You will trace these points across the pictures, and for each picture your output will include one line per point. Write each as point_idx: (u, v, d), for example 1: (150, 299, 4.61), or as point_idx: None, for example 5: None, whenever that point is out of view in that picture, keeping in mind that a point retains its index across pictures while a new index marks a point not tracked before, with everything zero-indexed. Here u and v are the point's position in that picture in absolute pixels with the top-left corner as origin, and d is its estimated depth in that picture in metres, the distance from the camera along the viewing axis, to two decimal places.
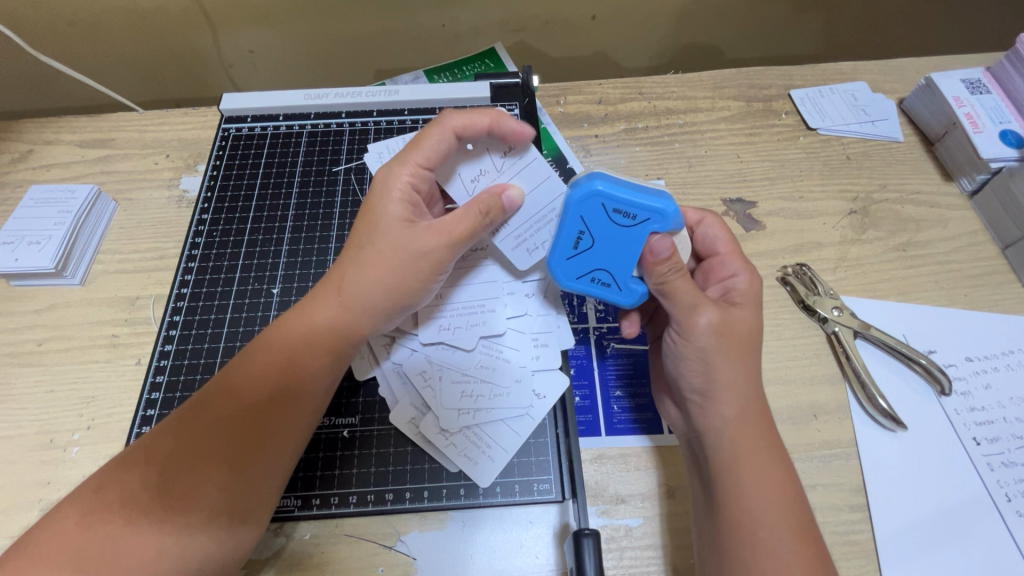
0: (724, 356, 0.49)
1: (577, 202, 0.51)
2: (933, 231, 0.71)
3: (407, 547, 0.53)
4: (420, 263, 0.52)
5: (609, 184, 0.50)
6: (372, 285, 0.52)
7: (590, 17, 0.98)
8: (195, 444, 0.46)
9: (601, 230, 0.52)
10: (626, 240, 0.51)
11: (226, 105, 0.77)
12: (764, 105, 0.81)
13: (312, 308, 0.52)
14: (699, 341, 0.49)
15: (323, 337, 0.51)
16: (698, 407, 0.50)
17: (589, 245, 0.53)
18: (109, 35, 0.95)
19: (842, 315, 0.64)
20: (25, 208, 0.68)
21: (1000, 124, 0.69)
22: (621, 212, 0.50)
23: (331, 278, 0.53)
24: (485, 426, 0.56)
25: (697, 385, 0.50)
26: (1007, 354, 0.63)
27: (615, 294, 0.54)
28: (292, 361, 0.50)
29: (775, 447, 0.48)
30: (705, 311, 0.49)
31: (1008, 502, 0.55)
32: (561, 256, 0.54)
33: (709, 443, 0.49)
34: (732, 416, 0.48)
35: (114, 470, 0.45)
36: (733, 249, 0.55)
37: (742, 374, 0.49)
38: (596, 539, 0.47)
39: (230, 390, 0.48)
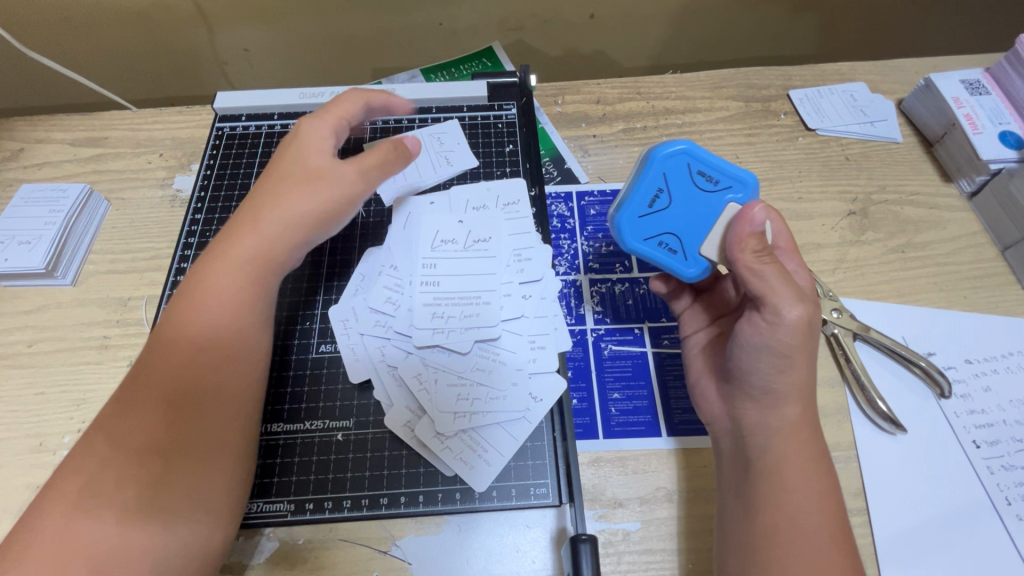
0: (804, 355, 0.47)
1: (663, 157, 0.54)
2: (932, 232, 0.71)
3: (402, 552, 0.52)
4: (339, 190, 0.57)
5: (693, 146, 0.54)
6: (299, 225, 0.55)
7: (588, 17, 0.97)
8: (127, 418, 0.45)
9: (681, 188, 0.54)
10: (704, 204, 0.54)
11: (220, 103, 0.76)
12: (762, 105, 0.81)
13: (240, 259, 0.52)
14: (789, 335, 0.46)
15: (243, 294, 0.52)
16: (762, 405, 0.49)
17: (664, 206, 0.54)
18: (103, 32, 0.94)
19: (841, 317, 0.63)
20: (16, 207, 0.67)
21: (1000, 125, 0.69)
22: (705, 175, 0.54)
23: (235, 245, 0.53)
24: (481, 430, 0.56)
25: (766, 382, 0.48)
26: (1006, 357, 0.63)
27: (680, 262, 0.55)
28: (217, 312, 0.50)
29: (822, 457, 0.47)
30: (801, 303, 0.46)
31: (1008, 506, 0.55)
32: (634, 213, 0.55)
33: (759, 442, 0.48)
34: (793, 419, 0.47)
35: (73, 457, 0.44)
36: (790, 248, 0.55)
37: (810, 378, 0.48)
38: (593, 544, 0.47)
39: (150, 376, 0.47)
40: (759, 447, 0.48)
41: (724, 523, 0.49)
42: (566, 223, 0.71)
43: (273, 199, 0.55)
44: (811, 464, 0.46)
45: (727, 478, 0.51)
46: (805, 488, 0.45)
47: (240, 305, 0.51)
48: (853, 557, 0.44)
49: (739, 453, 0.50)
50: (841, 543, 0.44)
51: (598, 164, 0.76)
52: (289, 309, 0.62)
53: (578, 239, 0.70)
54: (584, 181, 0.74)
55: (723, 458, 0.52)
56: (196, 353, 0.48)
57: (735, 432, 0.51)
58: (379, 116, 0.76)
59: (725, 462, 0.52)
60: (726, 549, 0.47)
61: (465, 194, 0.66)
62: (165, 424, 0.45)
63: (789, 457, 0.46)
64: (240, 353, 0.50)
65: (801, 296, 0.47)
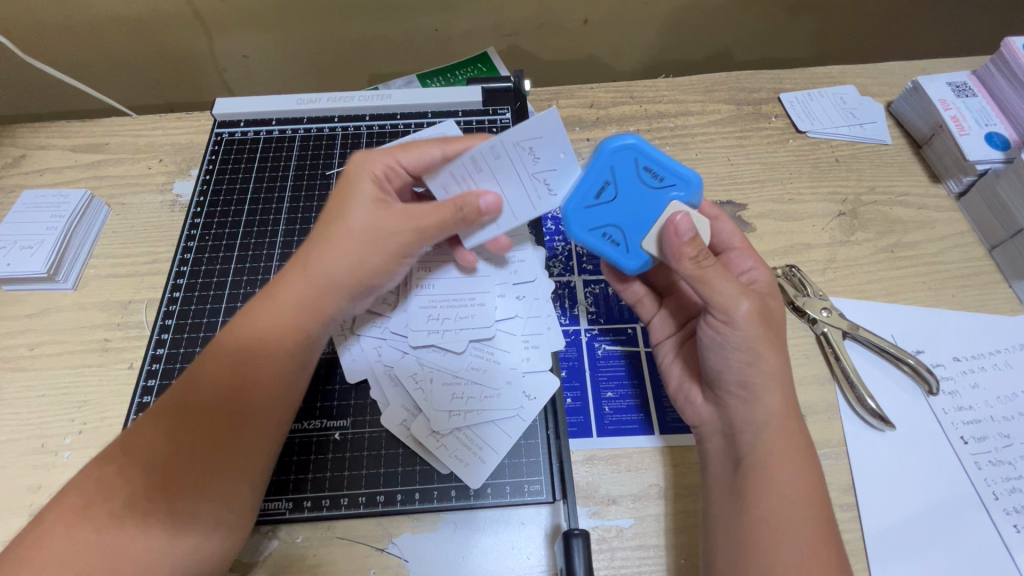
0: (767, 345, 0.49)
1: (611, 150, 0.52)
2: (921, 232, 0.72)
3: (399, 549, 0.53)
4: (386, 243, 0.53)
5: (642, 142, 0.53)
6: (336, 266, 0.52)
7: (582, 22, 0.99)
8: (162, 425, 0.46)
9: (626, 181, 0.53)
10: (648, 202, 0.54)
11: (219, 109, 0.77)
12: (753, 108, 0.82)
13: (279, 290, 0.52)
14: (742, 328, 0.49)
15: (286, 325, 0.51)
16: (741, 400, 0.50)
17: (609, 199, 0.54)
18: (104, 40, 0.95)
19: (830, 316, 0.64)
20: (18, 212, 0.68)
21: (985, 126, 0.70)
22: (652, 172, 0.53)
23: (296, 261, 0.53)
24: (476, 428, 0.57)
25: (739, 376, 0.50)
26: (994, 354, 0.64)
27: (622, 254, 0.56)
28: (252, 345, 0.49)
29: (807, 452, 0.48)
30: (744, 297, 0.49)
31: (996, 500, 0.56)
32: (579, 204, 0.54)
33: (748, 438, 0.49)
34: (776, 409, 0.48)
35: (94, 469, 0.46)
36: (746, 246, 0.59)
37: (781, 365, 0.50)
38: (585, 539, 0.48)
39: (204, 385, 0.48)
40: (747, 444, 0.49)
41: (713, 520, 0.49)
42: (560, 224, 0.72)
43: (326, 231, 0.53)
44: (799, 459, 0.47)
45: (717, 476, 0.51)
46: (793, 483, 0.46)
47: (278, 332, 0.50)
48: (840, 549, 0.45)
49: (729, 450, 0.51)
50: (830, 537, 0.45)
51: None
52: None
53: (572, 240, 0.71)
54: None
55: (712, 459, 0.52)
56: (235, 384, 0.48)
57: (723, 429, 0.52)
58: (376, 120, 0.77)
59: (711, 460, 0.53)
60: (716, 545, 0.48)
61: None
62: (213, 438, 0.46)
63: (775, 450, 0.47)
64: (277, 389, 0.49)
65: (744, 289, 0.49)
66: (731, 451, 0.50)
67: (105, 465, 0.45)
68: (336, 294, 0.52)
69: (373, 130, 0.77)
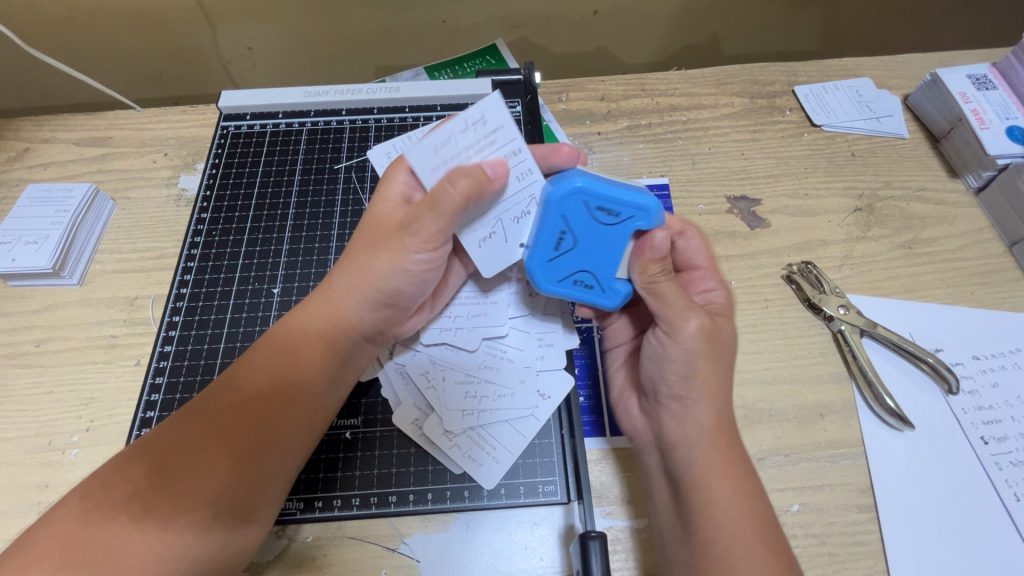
0: (705, 364, 0.48)
1: (557, 200, 0.48)
2: (939, 228, 0.70)
3: (410, 549, 0.53)
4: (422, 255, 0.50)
5: (589, 179, 0.48)
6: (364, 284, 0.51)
7: (591, 13, 0.97)
8: (201, 428, 0.46)
9: (581, 227, 0.50)
10: (611, 239, 0.50)
11: (225, 103, 0.76)
12: (768, 102, 0.80)
13: (309, 301, 0.52)
14: (684, 344, 0.48)
15: (323, 330, 0.51)
16: (676, 415, 0.49)
17: (572, 245, 0.51)
18: (107, 32, 0.94)
19: (848, 313, 0.63)
20: (22, 207, 0.68)
21: (1006, 120, 0.69)
22: (606, 210, 0.48)
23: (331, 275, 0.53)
24: (489, 427, 0.56)
25: (671, 390, 0.49)
26: (1013, 352, 0.62)
27: (599, 296, 0.53)
28: (294, 355, 0.50)
29: (746, 474, 0.47)
30: (693, 314, 0.48)
31: (1016, 502, 0.55)
32: (541, 259, 0.52)
33: (681, 454, 0.48)
34: (707, 427, 0.47)
35: (117, 464, 0.46)
36: (712, 265, 0.53)
37: (722, 385, 0.49)
38: (602, 541, 0.47)
39: (239, 387, 0.48)
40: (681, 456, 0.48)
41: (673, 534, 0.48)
42: None
43: (366, 244, 0.52)
44: (741, 475, 0.46)
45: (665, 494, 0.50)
46: (731, 495, 0.45)
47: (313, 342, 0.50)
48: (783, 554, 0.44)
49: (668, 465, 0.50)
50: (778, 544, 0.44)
51: (605, 161, 0.76)
52: None
53: None
54: None
55: (652, 477, 0.52)
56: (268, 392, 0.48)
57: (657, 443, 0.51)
58: (384, 114, 0.76)
59: (654, 478, 0.52)
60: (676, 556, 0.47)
61: None
62: (246, 445, 0.46)
63: (710, 468, 0.46)
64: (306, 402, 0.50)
65: (694, 306, 0.48)
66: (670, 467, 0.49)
67: (130, 459, 0.46)
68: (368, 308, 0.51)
69: (382, 123, 0.75)
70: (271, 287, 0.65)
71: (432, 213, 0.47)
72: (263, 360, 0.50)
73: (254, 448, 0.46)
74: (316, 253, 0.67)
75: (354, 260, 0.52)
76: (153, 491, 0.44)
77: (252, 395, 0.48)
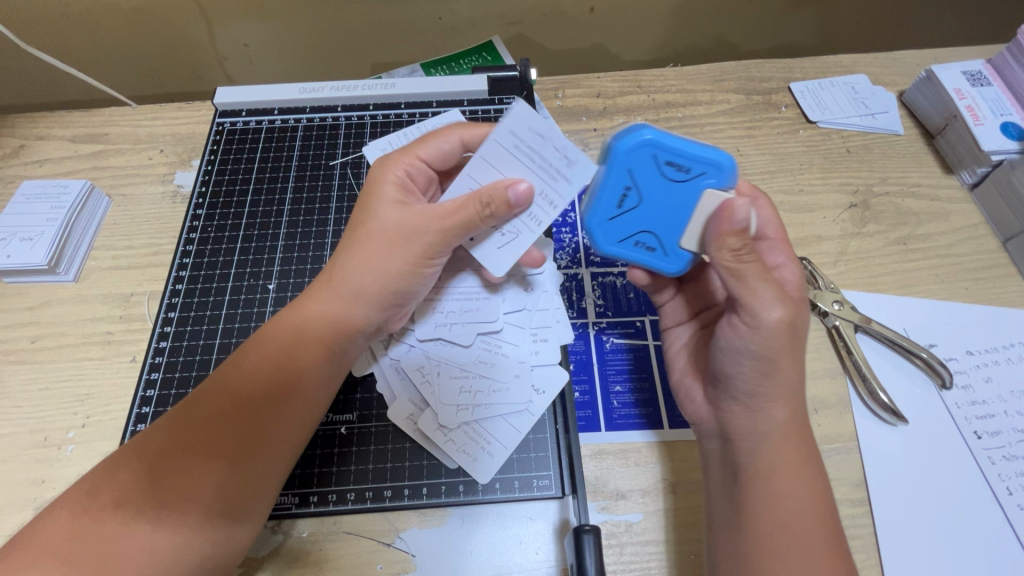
0: (789, 356, 0.45)
1: (624, 152, 0.47)
2: (934, 224, 0.71)
3: (405, 544, 0.53)
4: (415, 255, 0.51)
5: (659, 133, 0.47)
6: (365, 286, 0.51)
7: (588, 10, 0.97)
8: (192, 428, 0.46)
9: (650, 185, 0.48)
10: (680, 197, 0.49)
11: (220, 98, 0.75)
12: (764, 98, 0.80)
13: (306, 302, 0.52)
14: (766, 338, 0.45)
15: (316, 329, 0.51)
16: (748, 408, 0.48)
17: (636, 203, 0.49)
18: (103, 28, 0.94)
19: (842, 309, 0.63)
20: (17, 204, 0.68)
21: (1001, 116, 0.69)
22: (675, 164, 0.47)
23: (325, 273, 0.53)
24: (484, 422, 0.56)
25: (750, 383, 0.47)
26: (1007, 348, 0.63)
27: (660, 259, 0.52)
28: (286, 355, 0.50)
29: (812, 460, 0.46)
30: (778, 304, 0.44)
31: (1009, 496, 0.55)
32: (603, 217, 0.50)
33: (748, 447, 0.47)
34: (781, 422, 0.46)
35: (110, 466, 0.46)
36: (781, 236, 0.55)
37: (798, 378, 0.47)
38: (596, 535, 0.47)
39: (231, 388, 0.48)
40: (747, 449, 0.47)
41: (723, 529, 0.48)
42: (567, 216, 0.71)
43: (358, 245, 0.52)
44: (806, 464, 0.46)
45: (720, 485, 0.50)
46: (795, 491, 0.45)
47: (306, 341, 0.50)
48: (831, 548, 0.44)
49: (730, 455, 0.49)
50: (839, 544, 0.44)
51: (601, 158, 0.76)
52: None
53: (580, 232, 0.70)
54: None
55: (710, 461, 0.52)
56: (267, 393, 0.48)
57: (722, 433, 0.51)
58: (380, 110, 0.76)
59: (712, 464, 0.52)
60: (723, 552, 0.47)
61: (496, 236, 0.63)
62: (238, 445, 0.46)
63: (782, 462, 0.45)
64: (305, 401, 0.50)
65: (782, 295, 0.45)
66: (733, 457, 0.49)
67: (125, 460, 0.46)
68: (363, 308, 0.52)
69: (378, 119, 0.75)
70: (267, 283, 0.65)
71: (445, 224, 0.50)
72: (262, 361, 0.50)
73: (245, 448, 0.46)
74: (312, 249, 0.67)
75: (352, 261, 0.52)
76: (144, 493, 0.44)
77: (243, 395, 0.48)
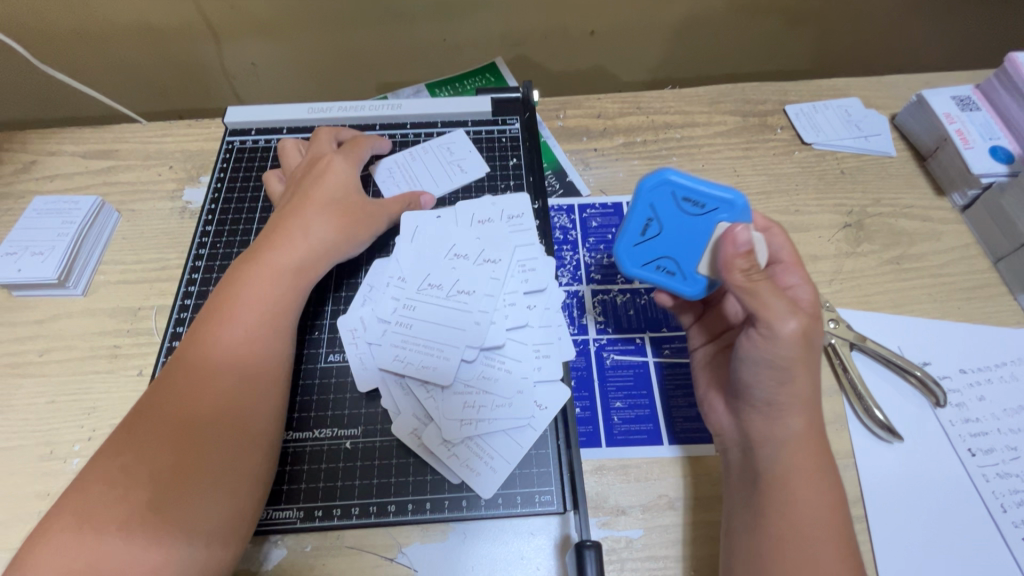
0: (804, 368, 0.48)
1: (648, 189, 0.53)
2: (926, 244, 0.72)
3: (408, 559, 0.53)
4: (351, 227, 0.63)
5: (680, 174, 0.52)
6: (307, 247, 0.60)
7: (588, 33, 1.00)
8: (158, 414, 0.48)
9: (671, 217, 0.54)
10: (697, 230, 0.53)
11: (231, 117, 0.78)
12: (759, 120, 0.83)
13: (247, 278, 0.56)
14: (783, 349, 0.47)
15: (265, 298, 0.55)
16: (764, 416, 0.50)
17: (656, 233, 0.55)
18: (115, 46, 0.96)
19: (838, 327, 0.64)
20: (29, 218, 0.69)
21: (990, 140, 0.71)
22: (692, 201, 0.53)
23: (262, 250, 0.58)
24: (487, 438, 0.57)
25: (769, 395, 0.49)
26: (1001, 366, 0.64)
27: (679, 283, 0.56)
28: (234, 330, 0.52)
29: (828, 472, 0.48)
30: (793, 316, 0.46)
31: (1004, 513, 0.56)
32: (629, 242, 0.56)
33: (763, 454, 0.49)
34: (798, 431, 0.48)
35: (92, 469, 0.45)
36: (796, 261, 0.56)
37: (813, 390, 0.48)
38: (598, 550, 0.48)
39: (191, 369, 0.50)
40: (766, 460, 0.48)
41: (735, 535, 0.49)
42: (568, 234, 0.73)
43: (296, 221, 0.61)
44: (822, 476, 0.47)
45: (737, 489, 0.51)
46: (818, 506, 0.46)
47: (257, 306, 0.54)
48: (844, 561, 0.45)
49: (749, 465, 0.50)
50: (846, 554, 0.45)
51: (602, 177, 0.78)
52: (306, 364, 0.61)
53: (581, 250, 0.71)
54: (586, 194, 0.76)
55: (731, 472, 0.53)
56: (228, 364, 0.51)
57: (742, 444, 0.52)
58: (386, 130, 0.78)
59: (732, 473, 0.53)
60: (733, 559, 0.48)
61: (489, 245, 0.65)
62: (202, 415, 0.48)
63: (798, 471, 0.47)
64: (266, 365, 0.53)
65: (796, 308, 0.47)
66: (750, 467, 0.50)
67: (95, 478, 0.44)
68: (302, 275, 0.58)
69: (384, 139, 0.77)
70: None
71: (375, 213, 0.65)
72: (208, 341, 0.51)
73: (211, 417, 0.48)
74: None
75: (291, 231, 0.60)
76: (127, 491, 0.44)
77: (203, 369, 0.50)
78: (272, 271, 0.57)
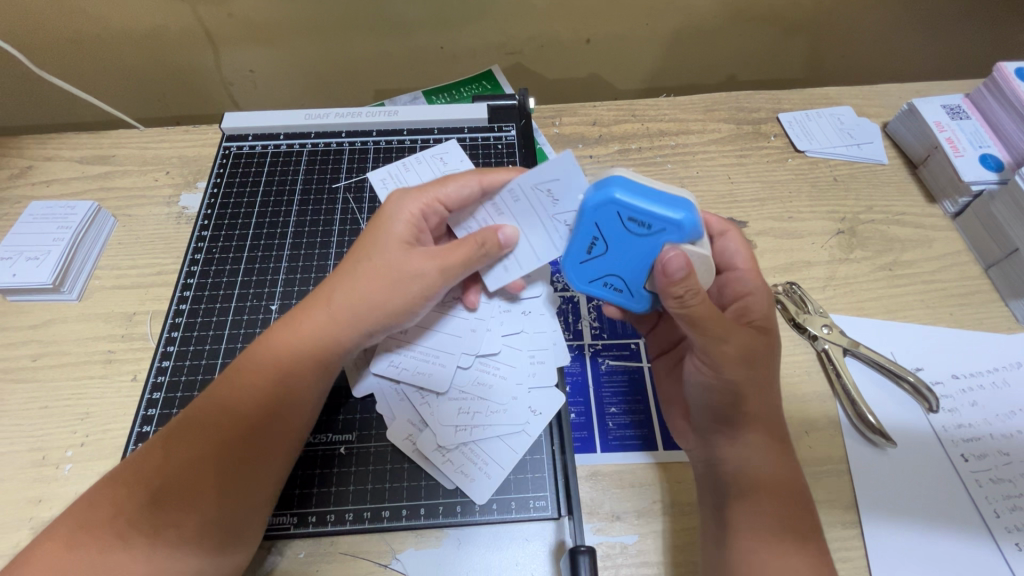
0: (755, 387, 0.50)
1: (591, 209, 0.48)
2: (918, 251, 0.73)
3: (402, 565, 0.53)
4: (410, 284, 0.53)
5: (626, 191, 0.46)
6: (359, 300, 0.52)
7: (584, 41, 1.01)
8: (188, 450, 0.46)
9: (616, 237, 0.49)
10: (643, 250, 0.49)
11: (227, 123, 0.78)
12: (753, 128, 0.83)
13: (300, 321, 0.52)
14: (725, 370, 0.49)
15: (311, 348, 0.51)
16: (728, 440, 0.52)
17: (603, 251, 0.50)
18: (113, 53, 0.96)
19: (831, 333, 0.65)
20: (25, 223, 0.69)
21: (980, 148, 0.72)
22: (637, 221, 0.47)
23: (321, 290, 0.54)
24: (481, 443, 0.57)
25: (727, 413, 0.51)
26: (992, 372, 0.64)
27: (627, 298, 0.54)
28: (276, 374, 0.50)
29: (786, 483, 0.50)
30: (731, 338, 0.48)
31: (997, 518, 0.56)
32: (574, 261, 0.52)
33: (729, 470, 0.51)
34: (757, 445, 0.51)
35: (107, 484, 0.46)
36: (752, 265, 0.56)
37: (768, 406, 0.52)
38: (592, 555, 0.48)
39: (228, 411, 0.48)
40: (729, 475, 0.51)
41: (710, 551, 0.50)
42: None
43: (356, 265, 0.54)
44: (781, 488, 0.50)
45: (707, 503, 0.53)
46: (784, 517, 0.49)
47: (300, 355, 0.51)
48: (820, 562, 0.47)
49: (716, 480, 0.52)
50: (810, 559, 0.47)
51: None
52: None
53: None
54: None
55: (699, 486, 0.55)
56: (261, 413, 0.49)
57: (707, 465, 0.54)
58: (384, 136, 0.78)
59: (701, 487, 0.54)
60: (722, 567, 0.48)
61: None
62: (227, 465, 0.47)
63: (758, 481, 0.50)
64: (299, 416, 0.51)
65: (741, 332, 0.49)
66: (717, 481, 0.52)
67: (105, 497, 0.45)
68: (354, 328, 0.52)
69: (381, 145, 0.78)
70: (269, 304, 0.66)
71: (438, 262, 0.53)
72: (239, 368, 0.50)
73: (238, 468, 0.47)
74: (315, 269, 0.68)
75: (347, 281, 0.53)
76: (136, 514, 0.44)
77: (236, 413, 0.48)
78: (331, 322, 0.52)
